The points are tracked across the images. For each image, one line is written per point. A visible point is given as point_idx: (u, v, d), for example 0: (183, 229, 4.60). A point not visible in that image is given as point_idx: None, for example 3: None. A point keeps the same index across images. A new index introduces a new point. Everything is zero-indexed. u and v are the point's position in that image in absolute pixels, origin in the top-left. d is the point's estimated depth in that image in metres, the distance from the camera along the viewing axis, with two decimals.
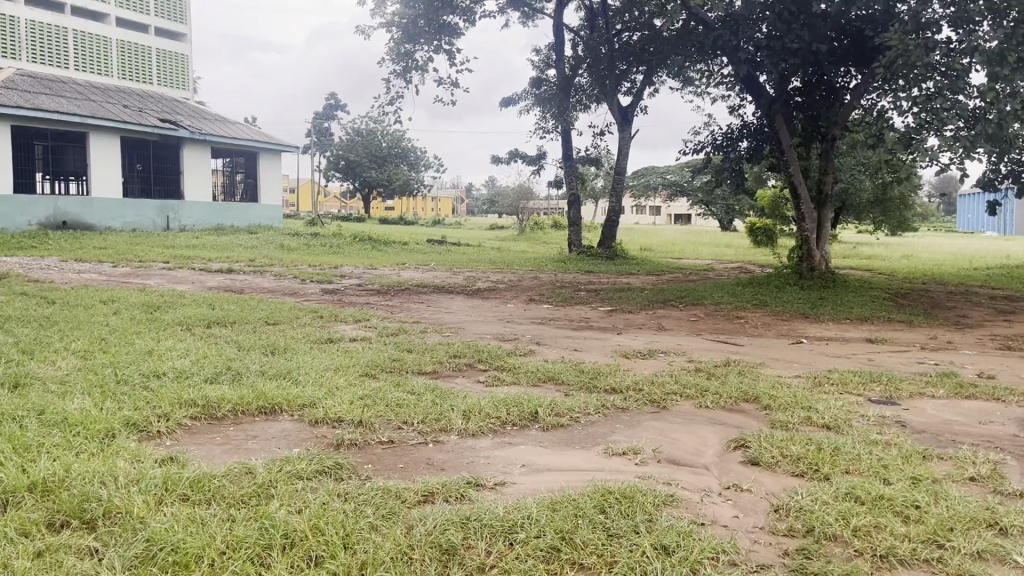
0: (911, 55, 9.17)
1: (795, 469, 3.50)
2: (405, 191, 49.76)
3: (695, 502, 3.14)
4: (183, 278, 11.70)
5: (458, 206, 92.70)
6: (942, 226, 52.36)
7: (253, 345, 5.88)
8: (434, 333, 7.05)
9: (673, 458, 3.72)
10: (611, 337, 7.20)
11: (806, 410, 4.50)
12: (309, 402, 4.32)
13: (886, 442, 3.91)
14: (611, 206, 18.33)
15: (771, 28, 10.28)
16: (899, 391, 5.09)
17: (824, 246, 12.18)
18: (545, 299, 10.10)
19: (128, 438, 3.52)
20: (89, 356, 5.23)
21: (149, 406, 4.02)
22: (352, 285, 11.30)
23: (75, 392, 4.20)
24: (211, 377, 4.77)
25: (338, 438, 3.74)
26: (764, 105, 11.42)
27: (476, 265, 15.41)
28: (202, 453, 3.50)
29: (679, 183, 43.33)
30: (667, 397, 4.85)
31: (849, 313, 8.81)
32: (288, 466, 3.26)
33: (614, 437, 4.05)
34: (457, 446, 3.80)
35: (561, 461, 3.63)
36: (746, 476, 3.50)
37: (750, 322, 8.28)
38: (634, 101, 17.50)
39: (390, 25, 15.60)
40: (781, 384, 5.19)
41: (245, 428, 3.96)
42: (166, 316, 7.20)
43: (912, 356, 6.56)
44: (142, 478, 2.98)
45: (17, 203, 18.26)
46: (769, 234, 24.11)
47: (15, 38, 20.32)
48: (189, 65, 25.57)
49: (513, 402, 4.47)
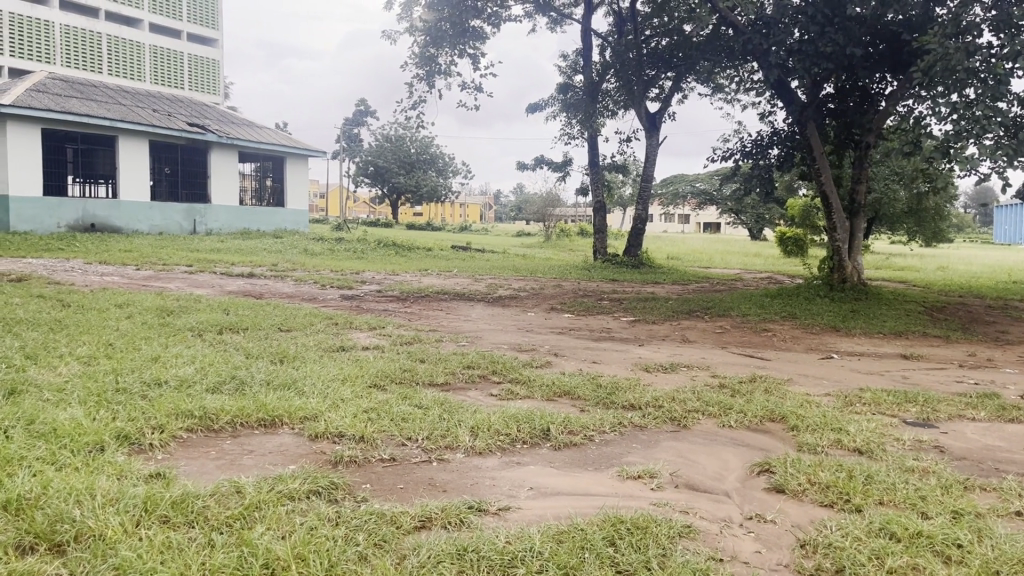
0: (951, 59, 8.82)
1: (824, 499, 3.24)
2: (433, 197, 49.82)
3: (714, 534, 2.90)
4: (203, 282, 11.61)
5: (487, 212, 92.69)
6: (980, 238, 51.18)
7: (262, 353, 5.72)
8: (450, 342, 6.85)
9: (692, 483, 3.49)
10: (632, 349, 6.95)
11: (837, 432, 4.23)
12: (311, 414, 4.14)
13: (923, 469, 3.65)
14: (638, 213, 18.06)
15: (803, 32, 10.00)
16: (938, 413, 4.80)
17: (856, 257, 11.85)
18: (566, 308, 9.84)
19: (116, 451, 3.35)
20: (93, 362, 5.08)
21: (144, 417, 3.84)
22: (372, 291, 11.16)
23: (70, 401, 4.04)
24: (213, 387, 4.59)
25: (337, 454, 3.55)
26: (796, 112, 11.12)
27: (500, 272, 15.19)
28: (191, 469, 3.32)
29: (708, 192, 42.73)
30: (688, 415, 4.61)
31: (882, 327, 8.47)
32: (279, 485, 3.07)
33: (629, 458, 3.82)
34: (462, 465, 3.59)
35: (571, 484, 3.41)
36: (770, 505, 3.25)
37: (778, 335, 7.98)
38: (663, 107, 17.24)
39: (416, 29, 15.47)
40: (811, 403, 4.91)
41: (241, 441, 3.78)
42: (179, 320, 7.08)
43: (950, 374, 6.24)
44: (121, 497, 2.80)
45: (46, 205, 18.33)
46: (799, 243, 23.92)
47: (50, 42, 20.56)
48: (219, 69, 25.73)
49: (525, 417, 4.25)
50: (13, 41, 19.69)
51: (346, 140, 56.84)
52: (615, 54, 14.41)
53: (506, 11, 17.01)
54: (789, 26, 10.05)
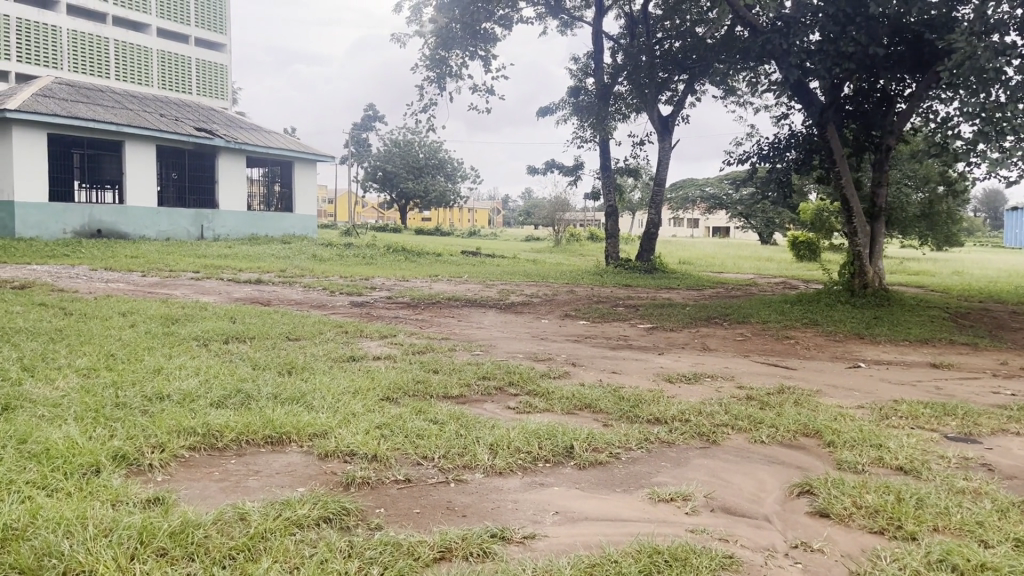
0: (978, 57, 8.52)
1: (873, 525, 3.00)
2: (442, 202, 49.65)
3: (758, 566, 2.66)
4: (210, 289, 11.40)
5: (494, 218, 92.42)
6: (992, 241, 50.61)
7: (269, 363, 5.51)
8: (463, 352, 6.63)
9: (729, 507, 3.26)
10: (651, 359, 6.70)
11: (877, 449, 3.98)
12: (321, 431, 3.91)
13: (975, 491, 3.39)
14: (651, 218, 17.79)
15: (823, 32, 9.78)
16: (980, 427, 4.54)
17: (877, 262, 11.61)
18: (581, 315, 9.62)
19: (113, 474, 3.14)
20: (92, 374, 4.88)
21: (144, 435, 3.63)
22: (382, 298, 10.91)
23: (65, 418, 3.82)
24: (218, 401, 4.37)
25: (348, 476, 3.33)
26: (815, 114, 10.87)
27: (511, 278, 14.94)
28: (193, 493, 3.10)
29: (717, 197, 42.38)
30: (717, 430, 4.37)
31: (907, 335, 8.20)
32: (287, 512, 2.85)
33: (658, 478, 3.58)
34: (482, 487, 3.36)
35: (600, 508, 3.18)
36: (816, 531, 3.01)
37: (801, 343, 7.72)
38: (675, 110, 17.01)
39: (426, 32, 15.29)
40: (845, 417, 4.66)
41: (247, 461, 3.56)
42: (183, 329, 6.87)
43: (986, 385, 5.97)
44: (115, 528, 2.58)
45: (52, 212, 18.23)
46: (812, 249, 23.39)
47: (58, 47, 20.47)
48: (227, 74, 25.62)
49: (547, 433, 4.02)
50: (22, 45, 19.63)
51: (354, 145, 56.70)
52: (627, 57, 14.20)
53: (517, 13, 16.81)
54: (808, 26, 9.84)
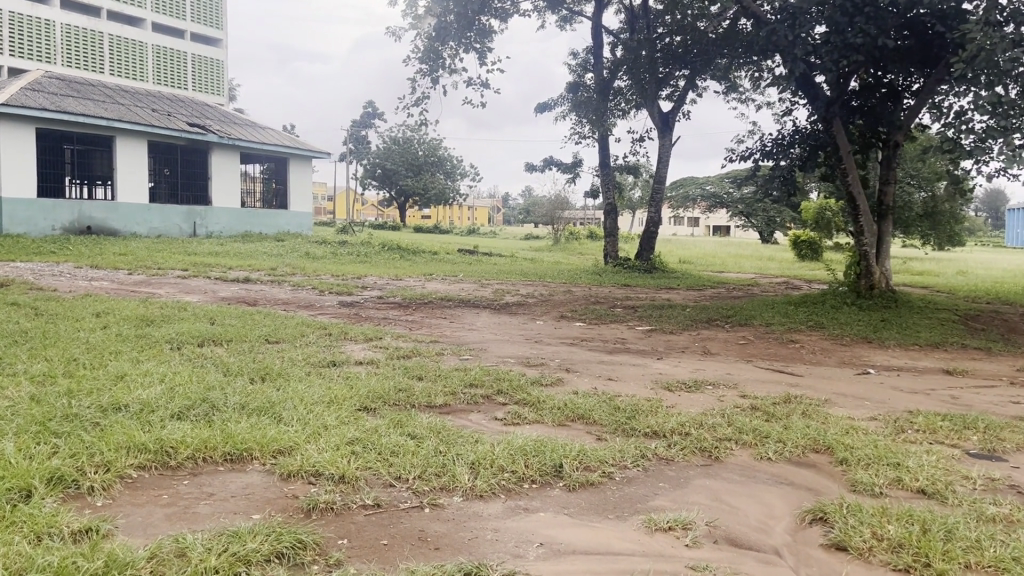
0: (992, 49, 8.16)
1: (896, 562, 2.67)
2: (440, 200, 49.22)
3: None
4: (196, 288, 11.08)
5: (494, 215, 92.50)
6: (992, 241, 49.77)
7: (243, 369, 5.18)
8: (451, 355, 6.31)
9: (733, 538, 2.92)
10: (650, 363, 6.39)
11: (895, 468, 3.63)
12: (287, 448, 3.58)
13: (1006, 519, 3.06)
14: (651, 217, 17.41)
15: (830, 23, 9.43)
16: (1004, 442, 4.21)
17: (884, 262, 11.24)
18: (577, 316, 9.29)
19: (43, 500, 2.81)
20: (48, 381, 4.54)
21: (89, 453, 3.29)
22: (372, 298, 10.58)
23: (6, 432, 3.48)
24: (178, 413, 4.03)
25: (310, 501, 2.99)
26: (820, 108, 10.51)
27: (506, 277, 14.61)
28: (132, 522, 2.76)
29: (716, 197, 41.96)
30: (719, 444, 4.03)
31: (917, 338, 7.87)
32: (236, 545, 2.52)
33: (657, 503, 3.23)
34: (460, 514, 3.02)
35: (592, 538, 2.84)
36: (832, 569, 2.68)
37: (807, 347, 7.40)
38: (676, 106, 16.67)
39: (422, 25, 14.90)
40: (857, 431, 4.30)
41: (201, 482, 3.22)
42: (158, 331, 6.54)
43: (1004, 395, 5.61)
44: (26, 569, 2.25)
45: (41, 208, 17.90)
46: (813, 247, 22.98)
47: (49, 41, 20.12)
48: (222, 70, 25.26)
49: (533, 450, 3.67)
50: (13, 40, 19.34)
51: (353, 142, 56.40)
52: (627, 51, 13.83)
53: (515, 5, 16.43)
54: (814, 17, 9.48)
